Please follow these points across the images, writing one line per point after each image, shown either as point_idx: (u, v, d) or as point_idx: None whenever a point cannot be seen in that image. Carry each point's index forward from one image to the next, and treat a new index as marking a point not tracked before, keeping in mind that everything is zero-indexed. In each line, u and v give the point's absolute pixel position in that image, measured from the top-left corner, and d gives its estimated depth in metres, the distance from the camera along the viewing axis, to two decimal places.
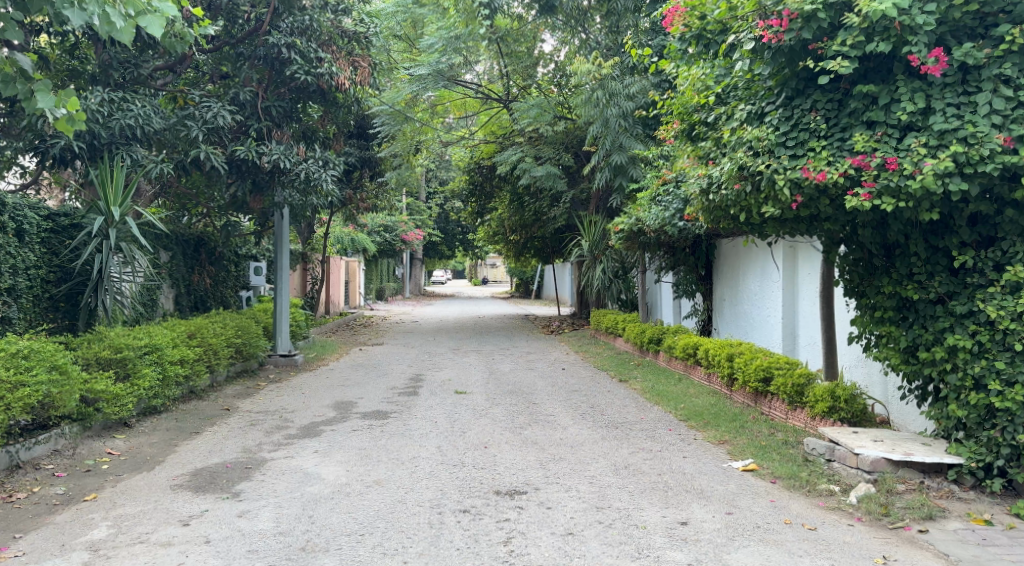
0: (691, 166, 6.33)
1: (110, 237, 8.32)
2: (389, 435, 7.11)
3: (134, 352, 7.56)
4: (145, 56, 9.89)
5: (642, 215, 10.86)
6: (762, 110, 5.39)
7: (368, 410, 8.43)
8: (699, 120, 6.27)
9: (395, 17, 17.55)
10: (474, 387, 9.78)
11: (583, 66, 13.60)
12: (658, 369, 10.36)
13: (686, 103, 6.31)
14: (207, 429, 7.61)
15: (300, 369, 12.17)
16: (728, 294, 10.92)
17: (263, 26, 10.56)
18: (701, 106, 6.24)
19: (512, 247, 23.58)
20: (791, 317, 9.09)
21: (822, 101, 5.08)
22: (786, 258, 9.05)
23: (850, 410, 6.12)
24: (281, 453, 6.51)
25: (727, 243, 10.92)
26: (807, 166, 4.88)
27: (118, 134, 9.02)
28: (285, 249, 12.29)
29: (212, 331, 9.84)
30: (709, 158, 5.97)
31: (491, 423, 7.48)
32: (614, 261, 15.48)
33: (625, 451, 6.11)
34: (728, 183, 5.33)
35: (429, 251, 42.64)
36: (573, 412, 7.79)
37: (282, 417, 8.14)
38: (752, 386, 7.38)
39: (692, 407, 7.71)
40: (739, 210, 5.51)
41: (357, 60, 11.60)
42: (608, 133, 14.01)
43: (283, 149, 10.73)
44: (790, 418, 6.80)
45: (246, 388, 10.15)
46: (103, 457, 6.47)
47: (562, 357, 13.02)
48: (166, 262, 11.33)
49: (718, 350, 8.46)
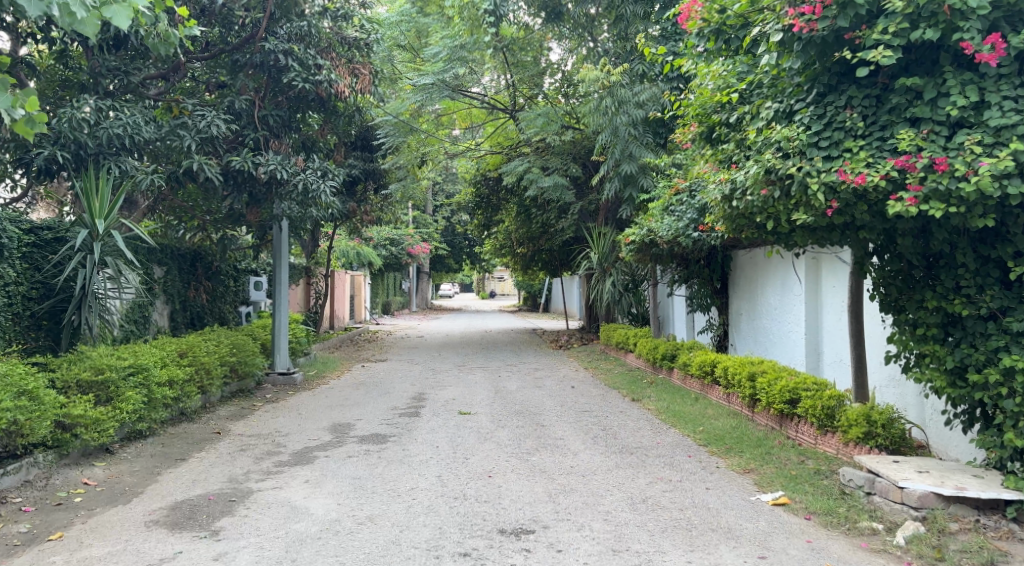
0: (711, 172, 5.85)
1: (93, 251, 7.87)
2: (387, 462, 6.62)
3: (117, 373, 7.14)
4: (135, 63, 9.47)
5: (654, 226, 10.42)
6: (791, 108, 4.92)
7: (366, 433, 7.97)
8: (719, 122, 5.80)
9: (398, 27, 17.21)
10: (479, 408, 9.28)
11: (591, 73, 13.11)
12: (673, 387, 9.86)
13: (705, 103, 5.83)
14: (194, 456, 7.17)
15: (299, 388, 11.73)
16: (745, 309, 10.44)
17: (259, 32, 10.10)
18: (722, 107, 5.74)
19: (519, 259, 23.12)
20: (814, 333, 8.62)
21: (859, 97, 4.61)
22: (808, 270, 8.60)
23: (887, 436, 5.59)
24: (268, 484, 6.04)
25: (743, 254, 10.45)
26: (844, 168, 4.42)
27: (105, 144, 8.64)
28: (284, 263, 11.88)
29: (205, 349, 9.42)
30: (731, 162, 5.49)
31: (496, 448, 6.98)
32: (624, 274, 15.05)
33: (642, 481, 5.62)
34: (754, 188, 4.87)
35: (435, 265, 42.20)
36: (584, 436, 7.30)
37: (274, 441, 7.67)
38: (777, 408, 6.88)
39: (711, 430, 7.21)
40: (765, 218, 5.05)
41: (357, 68, 11.08)
42: (618, 142, 13.55)
43: (280, 159, 10.30)
44: (820, 444, 6.29)
45: (241, 409, 9.71)
46: (78, 488, 6.04)
47: (571, 373, 12.53)
48: (160, 277, 10.96)
49: (738, 369, 7.97)
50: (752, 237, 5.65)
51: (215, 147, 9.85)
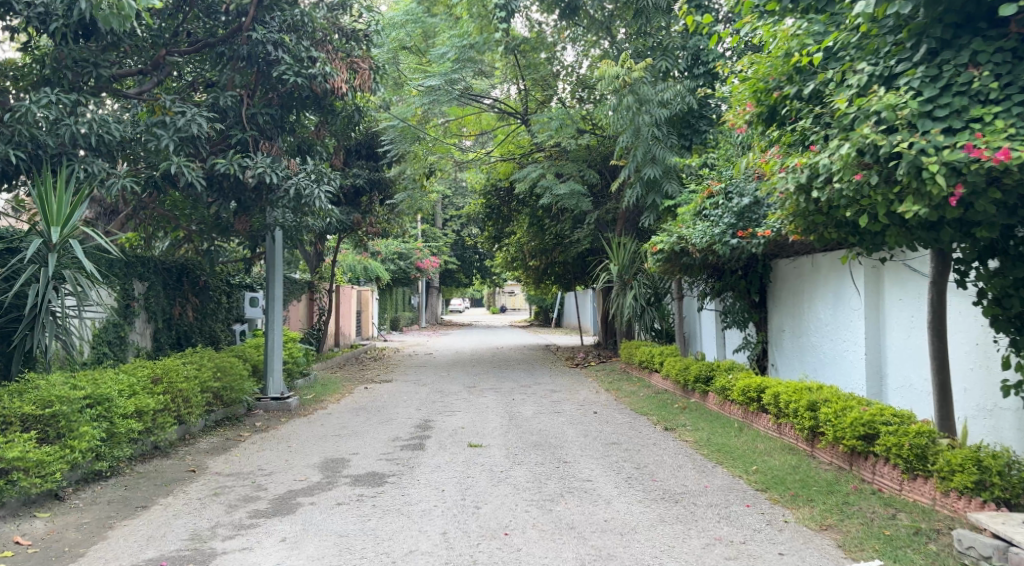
0: (778, 156, 4.91)
1: (48, 263, 6.82)
2: (382, 513, 5.51)
3: (69, 406, 6.11)
4: (106, 53, 8.46)
5: (685, 232, 9.38)
6: (892, 71, 4.08)
7: (361, 471, 6.91)
8: (789, 96, 4.89)
9: (404, 28, 15.99)
10: (491, 439, 8.16)
11: (611, 69, 11.97)
12: (710, 414, 8.74)
13: (766, 74, 4.95)
14: (157, 502, 6.11)
15: (294, 415, 10.67)
16: (790, 327, 9.38)
17: (245, 21, 9.10)
18: (792, 77, 4.84)
19: (532, 273, 22.14)
20: (877, 353, 7.56)
21: (987, 52, 3.80)
22: (867, 279, 7.58)
23: (1006, 486, 4.49)
24: (235, 544, 4.95)
25: (786, 264, 9.42)
26: (975, 143, 3.55)
27: (69, 144, 7.68)
28: (277, 277, 10.85)
29: (184, 374, 8.37)
30: (809, 143, 4.59)
31: (512, 493, 5.88)
32: (647, 286, 13.97)
33: (698, 544, 4.57)
34: (842, 174, 3.95)
35: (445, 279, 41.17)
36: (616, 478, 6.20)
37: (254, 483, 6.63)
38: (848, 445, 5.78)
39: (768, 471, 6.14)
40: (855, 211, 4.12)
41: (356, 62, 10.01)
42: (639, 144, 12.46)
43: (270, 161, 9.30)
44: (908, 492, 5.18)
45: (224, 440, 8.66)
46: (7, 549, 5.00)
47: (592, 397, 11.38)
48: (141, 294, 9.99)
49: (793, 396, 6.86)
50: (830, 237, 4.64)
51: (198, 147, 8.82)
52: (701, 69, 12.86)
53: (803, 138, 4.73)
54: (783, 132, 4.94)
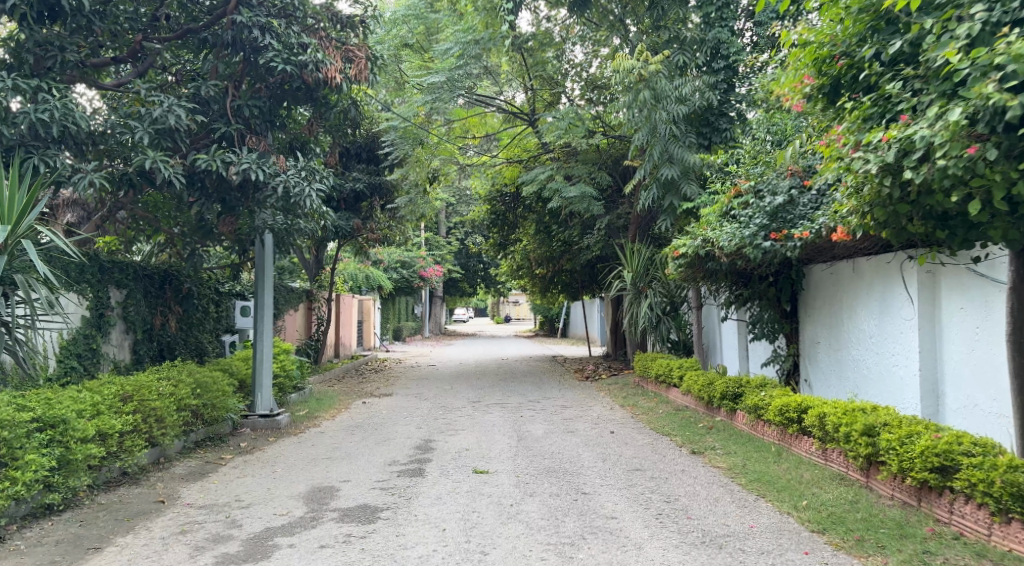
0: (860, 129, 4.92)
1: None
2: (372, 559, 4.68)
3: (11, 430, 5.31)
4: (75, 38, 7.72)
5: (711, 235, 8.52)
6: (1009, 13, 4.11)
7: (352, 504, 6.08)
8: (865, 60, 4.94)
9: (406, 24, 15.17)
10: (499, 464, 7.32)
11: (626, 62, 11.17)
12: (740, 436, 7.91)
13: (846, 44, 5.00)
14: (113, 542, 5.29)
15: (283, 434, 9.86)
16: (826, 338, 8.55)
17: (230, 3, 8.37)
18: (879, 39, 4.86)
19: (538, 281, 21.44)
20: (933, 368, 6.73)
21: None
22: (922, 285, 6.74)
23: None
24: None
25: (822, 269, 8.59)
26: None
27: (29, 134, 7.00)
28: (268, 285, 10.06)
29: (158, 391, 7.57)
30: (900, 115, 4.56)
31: (525, 533, 5.05)
32: (662, 295, 13.09)
33: None
34: (953, 146, 3.94)
35: (449, 288, 40.40)
36: (645, 515, 5.38)
37: (228, 518, 5.80)
38: (917, 478, 4.94)
39: (821, 508, 5.32)
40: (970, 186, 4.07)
41: (352, 50, 9.22)
42: (656, 143, 11.59)
43: (257, 157, 8.50)
44: (999, 537, 4.34)
45: (204, 464, 7.86)
46: None
47: (606, 414, 10.55)
48: (118, 302, 9.23)
49: (845, 418, 6.01)
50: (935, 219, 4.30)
51: (177, 141, 8.04)
52: (721, 63, 12.16)
53: (885, 110, 4.65)
54: (857, 103, 4.89)
